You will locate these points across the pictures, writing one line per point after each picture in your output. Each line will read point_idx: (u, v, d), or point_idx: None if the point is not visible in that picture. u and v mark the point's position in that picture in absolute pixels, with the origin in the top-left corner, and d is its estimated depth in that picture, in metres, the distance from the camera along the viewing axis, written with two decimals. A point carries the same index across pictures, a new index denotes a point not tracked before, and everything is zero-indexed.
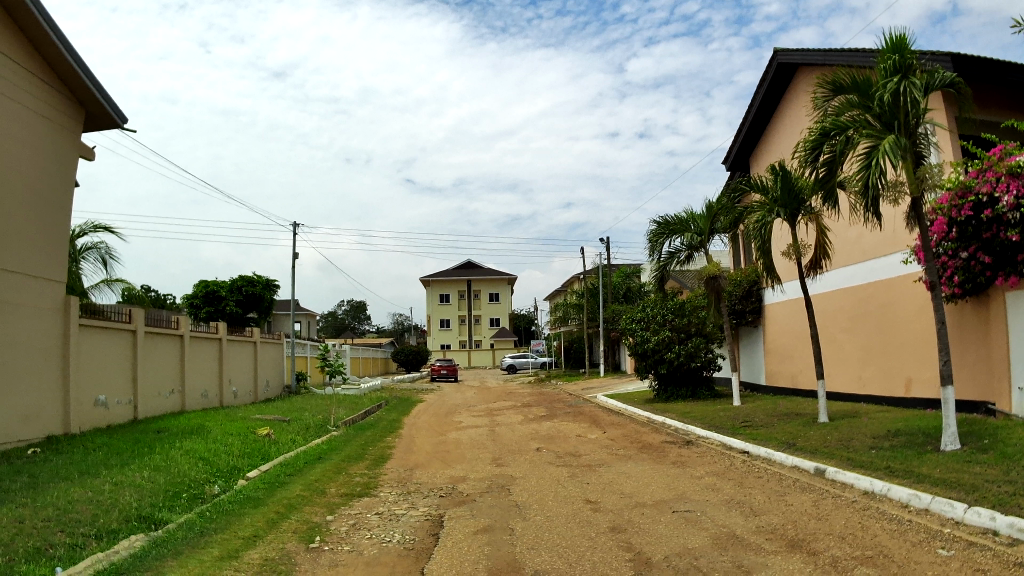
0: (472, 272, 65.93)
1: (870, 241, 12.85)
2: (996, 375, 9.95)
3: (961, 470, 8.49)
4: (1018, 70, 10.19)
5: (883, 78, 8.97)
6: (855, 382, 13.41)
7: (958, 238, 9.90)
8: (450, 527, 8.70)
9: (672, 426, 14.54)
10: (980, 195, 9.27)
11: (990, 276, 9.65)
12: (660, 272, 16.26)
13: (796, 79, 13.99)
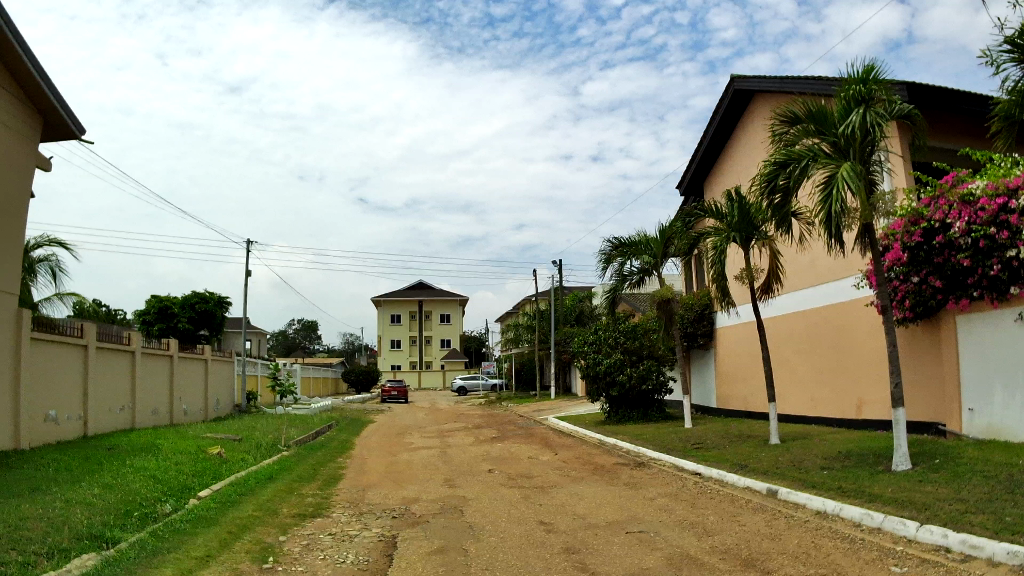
0: (425, 293, 65.80)
1: (824, 264, 13.03)
2: (948, 394, 10.10)
3: (914, 489, 8.61)
4: (972, 98, 10.43)
5: (845, 107, 9.23)
6: (807, 405, 13.55)
7: (909, 263, 10.13)
8: (403, 548, 8.64)
9: (624, 448, 14.57)
10: (933, 221, 9.48)
11: (940, 299, 9.87)
12: (612, 295, 16.37)
13: (753, 104, 14.16)
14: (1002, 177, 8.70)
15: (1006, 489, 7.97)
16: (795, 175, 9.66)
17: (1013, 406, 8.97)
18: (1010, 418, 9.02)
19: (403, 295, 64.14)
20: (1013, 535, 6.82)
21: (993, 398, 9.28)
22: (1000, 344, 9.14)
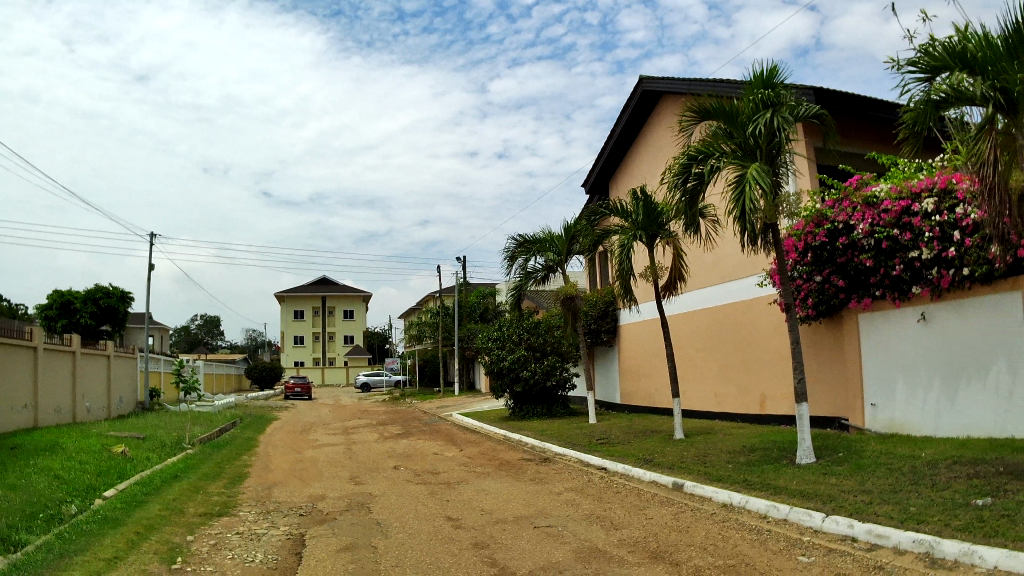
0: (327, 288, 65.06)
1: (727, 263, 13.37)
2: (849, 390, 10.47)
3: (818, 482, 8.90)
4: (877, 104, 10.82)
5: (752, 109, 9.45)
6: (710, 400, 13.88)
7: (813, 262, 10.46)
8: (312, 546, 8.56)
9: (529, 444, 14.69)
10: (837, 222, 9.81)
11: (843, 298, 10.25)
12: (516, 292, 16.47)
13: (661, 105, 14.40)
14: (906, 182, 9.10)
15: (911, 480, 8.07)
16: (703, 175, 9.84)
17: (914, 402, 9.36)
18: (911, 414, 9.41)
19: (306, 291, 63.27)
20: (920, 523, 6.86)
21: (894, 393, 9.66)
22: (901, 342, 9.53)
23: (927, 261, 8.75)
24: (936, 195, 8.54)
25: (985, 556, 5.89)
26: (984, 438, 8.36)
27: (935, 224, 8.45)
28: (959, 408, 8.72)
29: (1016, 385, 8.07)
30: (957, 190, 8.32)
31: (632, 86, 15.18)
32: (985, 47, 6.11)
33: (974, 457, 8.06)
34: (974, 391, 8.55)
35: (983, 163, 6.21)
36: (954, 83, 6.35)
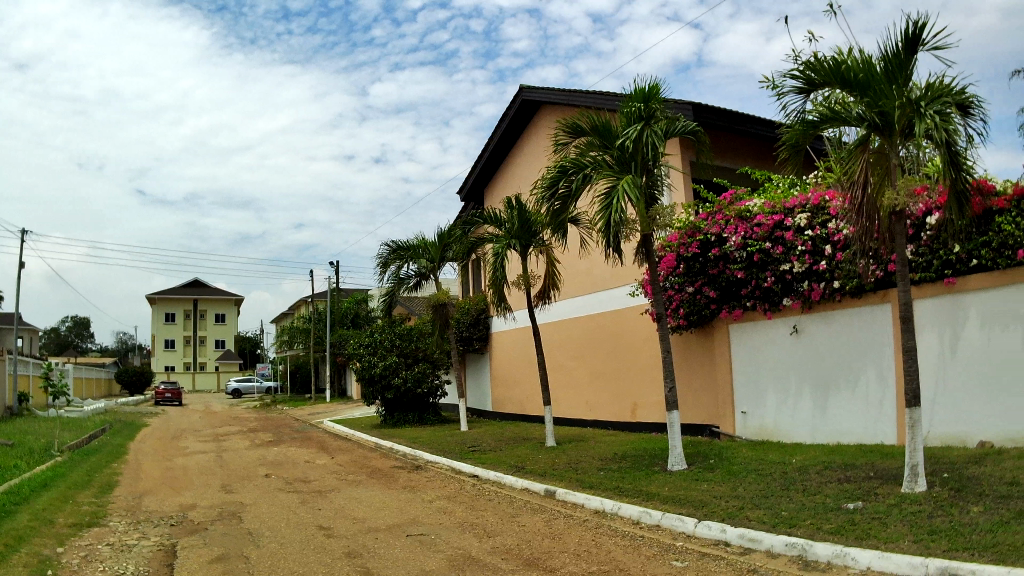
0: (196, 290, 63.16)
1: (598, 273, 13.64)
2: (721, 398, 10.79)
3: (690, 488, 8.97)
4: (751, 120, 11.21)
5: (627, 122, 9.61)
6: (582, 408, 14.11)
7: (685, 273, 10.78)
8: (186, 557, 8.29)
9: (401, 451, 14.61)
10: (709, 234, 10.14)
11: (714, 308, 10.63)
12: (388, 298, 16.38)
13: (539, 115, 14.56)
14: (778, 197, 9.50)
15: (785, 488, 7.66)
16: (576, 184, 9.92)
17: (785, 410, 9.70)
18: (782, 421, 9.74)
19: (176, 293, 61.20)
20: (793, 528, 6.13)
21: (765, 401, 10.00)
22: (773, 353, 9.87)
23: (798, 274, 9.18)
24: (807, 210, 8.92)
25: (857, 558, 5.28)
26: (854, 443, 8.69)
27: (807, 239, 8.82)
28: (830, 415, 9.05)
29: (884, 393, 8.42)
30: (829, 206, 8.71)
31: (510, 94, 15.30)
32: (867, 69, 6.10)
33: (845, 464, 8.01)
34: (843, 399, 8.90)
35: (856, 183, 6.56)
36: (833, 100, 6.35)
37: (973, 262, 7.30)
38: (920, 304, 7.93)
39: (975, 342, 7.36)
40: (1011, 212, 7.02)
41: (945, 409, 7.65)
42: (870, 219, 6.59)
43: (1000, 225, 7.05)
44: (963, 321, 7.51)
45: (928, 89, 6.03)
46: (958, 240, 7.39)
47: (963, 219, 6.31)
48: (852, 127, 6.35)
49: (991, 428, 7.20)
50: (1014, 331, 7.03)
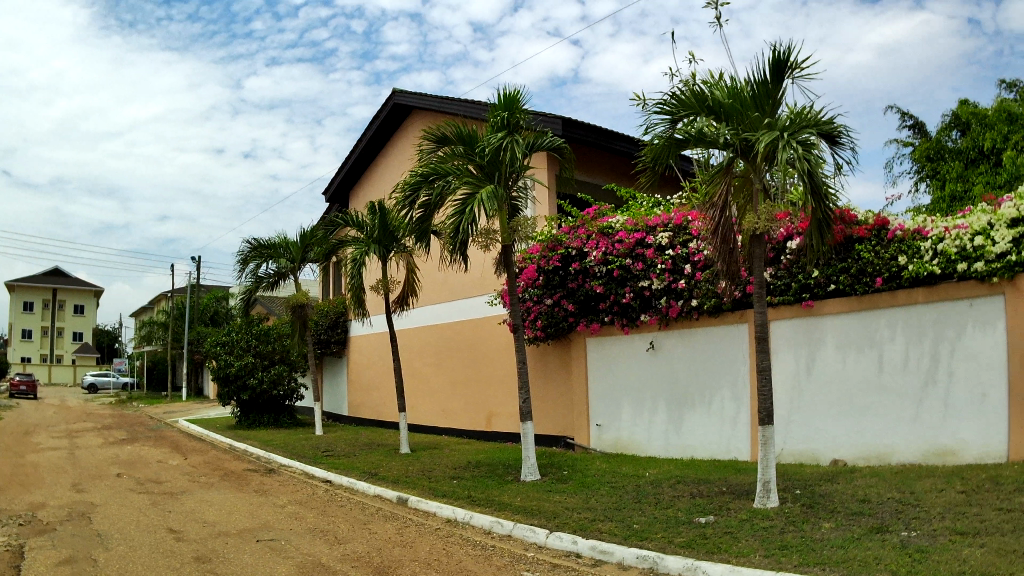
0: (57, 280, 60.89)
1: (456, 283, 13.63)
2: (576, 409, 10.87)
3: (537, 497, 8.23)
4: (619, 138, 11.36)
5: (492, 130, 8.75)
6: (437, 416, 14.09)
7: (543, 286, 10.78)
8: (29, 559, 7.89)
9: (255, 453, 14.31)
10: (571, 248, 10.18)
11: (572, 321, 10.65)
12: (247, 296, 16.04)
13: (410, 121, 14.49)
14: (641, 216, 9.63)
15: (636, 498, 7.34)
16: (436, 194, 8.91)
17: (640, 424, 9.82)
18: (637, 435, 9.86)
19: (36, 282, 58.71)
20: (644, 540, 5.87)
21: (620, 415, 10.11)
22: (629, 367, 10.03)
23: (657, 291, 9.32)
24: (669, 230, 9.10)
25: (709, 571, 5.21)
26: (706, 458, 8.86)
27: (669, 257, 8.97)
28: (684, 431, 9.21)
29: (738, 410, 8.64)
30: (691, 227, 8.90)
31: (383, 97, 15.19)
32: (732, 94, 6.12)
33: (696, 477, 7.94)
34: (698, 415, 9.08)
35: (715, 205, 6.36)
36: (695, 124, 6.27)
37: (830, 287, 7.59)
38: (776, 327, 8.14)
39: (830, 364, 7.63)
40: (870, 241, 7.35)
41: (798, 427, 7.90)
42: (728, 248, 6.47)
43: (860, 253, 7.38)
44: (818, 343, 7.78)
45: (791, 116, 6.03)
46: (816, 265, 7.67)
47: (822, 245, 6.32)
48: (718, 151, 6.30)
49: (842, 446, 7.47)
50: (867, 355, 7.35)
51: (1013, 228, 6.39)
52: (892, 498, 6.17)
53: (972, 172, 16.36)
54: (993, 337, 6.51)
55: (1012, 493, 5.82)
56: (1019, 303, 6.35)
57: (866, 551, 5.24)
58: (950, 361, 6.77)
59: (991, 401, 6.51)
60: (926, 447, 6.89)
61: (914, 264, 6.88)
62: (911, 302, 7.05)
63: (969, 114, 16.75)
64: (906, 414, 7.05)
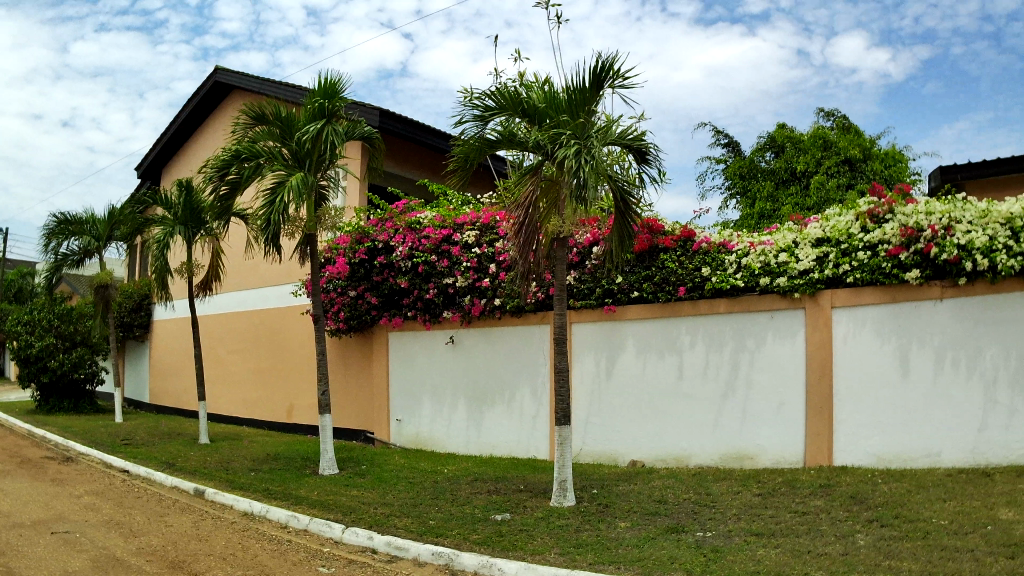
0: None
1: (260, 269, 13.35)
2: (375, 404, 10.66)
3: (339, 492, 7.65)
4: (432, 134, 11.41)
5: (311, 117, 8.51)
6: (238, 406, 13.84)
7: (349, 277, 10.49)
8: None
9: (53, 440, 13.68)
10: (377, 241, 9.99)
11: (375, 315, 10.39)
12: (51, 274, 15.40)
13: (231, 99, 14.19)
14: (449, 213, 9.50)
15: (434, 494, 7.33)
16: (246, 173, 8.53)
17: (440, 420, 9.77)
18: (436, 430, 9.81)
19: None
20: (440, 537, 5.88)
21: (420, 409, 10.03)
22: (429, 362, 9.96)
23: (460, 289, 9.24)
24: (477, 228, 9.05)
25: (504, 568, 5.21)
26: (505, 455, 8.96)
27: (474, 256, 8.94)
28: (484, 428, 9.25)
29: (538, 408, 8.75)
30: (498, 227, 8.88)
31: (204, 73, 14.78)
32: (548, 99, 6.43)
33: (493, 475, 7.98)
34: (496, 412, 9.16)
35: (519, 205, 6.51)
36: (509, 124, 6.56)
37: (633, 293, 8.30)
38: (577, 328, 8.83)
39: (630, 367, 8.34)
40: (675, 252, 8.12)
41: (596, 428, 8.62)
42: (531, 250, 6.78)
43: (664, 262, 8.14)
44: (618, 347, 8.48)
45: (601, 127, 6.41)
46: (621, 272, 8.36)
47: (622, 254, 7.14)
48: (530, 153, 6.58)
49: (640, 447, 8.22)
50: (668, 360, 8.08)
51: (815, 248, 7.27)
52: (688, 499, 6.49)
53: (783, 193, 15.20)
54: (790, 348, 7.32)
55: (806, 497, 6.33)
56: (817, 317, 7.18)
57: (660, 551, 5.37)
58: (748, 370, 7.55)
59: (786, 408, 7.33)
60: (723, 451, 7.67)
61: (717, 277, 7.68)
62: (712, 312, 7.79)
63: (784, 138, 15.63)
64: (705, 417, 7.80)
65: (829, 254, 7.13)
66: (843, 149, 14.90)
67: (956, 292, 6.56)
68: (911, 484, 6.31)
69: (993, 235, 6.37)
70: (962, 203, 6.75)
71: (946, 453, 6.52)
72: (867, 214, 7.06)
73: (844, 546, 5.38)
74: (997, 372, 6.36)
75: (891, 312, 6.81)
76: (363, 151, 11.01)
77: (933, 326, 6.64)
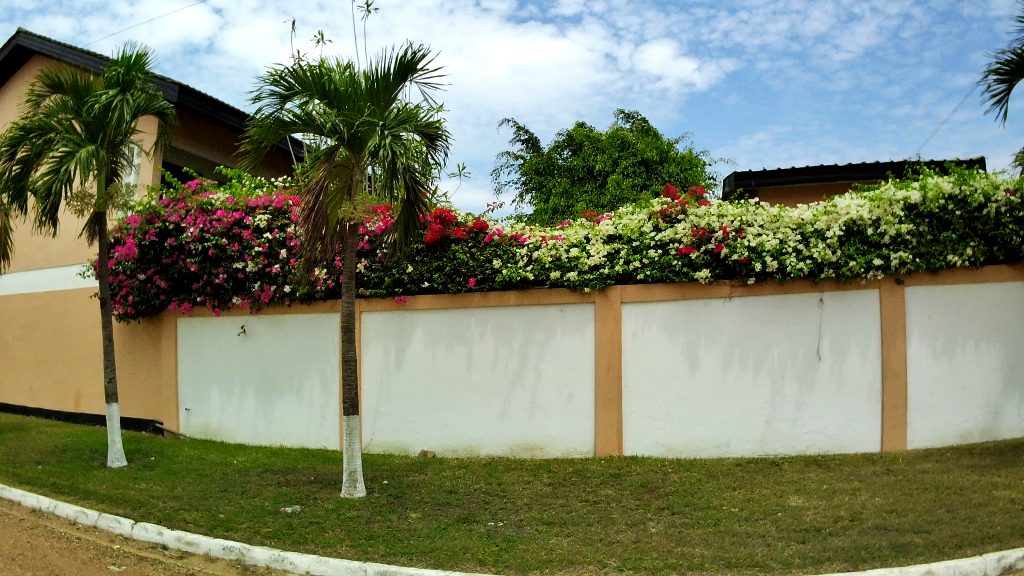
0: None
1: (47, 250, 12.82)
2: (162, 392, 10.07)
3: (127, 486, 7.45)
4: (228, 112, 11.13)
5: (105, 87, 8.21)
6: (23, 395, 13.31)
7: (138, 260, 9.98)
8: None
9: None
10: (169, 222, 9.59)
11: (164, 300, 9.82)
12: None
13: (32, 64, 13.64)
14: (242, 196, 9.29)
15: (223, 487, 7.39)
16: (36, 150, 8.17)
17: (229, 409, 9.40)
18: (226, 419, 9.43)
19: None
20: (227, 531, 6.38)
21: (209, 399, 9.56)
22: (219, 351, 9.49)
23: (250, 274, 9.03)
24: (269, 213, 8.97)
25: (296, 562, 5.76)
26: (295, 446, 8.88)
27: (265, 241, 8.84)
28: (275, 419, 9.06)
29: (327, 398, 8.78)
30: (291, 213, 8.79)
31: None
32: (350, 84, 7.28)
33: (282, 467, 8.08)
34: (287, 402, 9.00)
35: (312, 188, 7.52)
36: (310, 108, 7.28)
37: (423, 284, 9.21)
38: (368, 318, 9.64)
39: (420, 358, 9.30)
40: (467, 242, 9.20)
41: (385, 418, 9.52)
42: (322, 231, 7.66)
43: (455, 253, 9.16)
44: (407, 336, 9.40)
45: (401, 113, 7.28)
46: (412, 262, 9.30)
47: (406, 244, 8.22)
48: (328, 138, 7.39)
49: (431, 438, 9.21)
50: (457, 350, 9.15)
51: (606, 243, 8.72)
52: (478, 489, 7.78)
53: (578, 190, 15.41)
54: (578, 340, 8.70)
55: (597, 487, 7.68)
56: (606, 312, 8.60)
57: (451, 542, 6.21)
58: (537, 361, 8.82)
59: (574, 400, 8.70)
60: (514, 441, 8.88)
61: (508, 269, 8.83)
62: (501, 304, 8.96)
63: (584, 135, 15.78)
64: (494, 407, 8.99)
65: (621, 251, 8.61)
66: (640, 151, 15.21)
67: (742, 292, 8.30)
68: (700, 473, 7.87)
69: (783, 238, 8.17)
70: (751, 206, 8.47)
71: (734, 445, 8.27)
72: (662, 213, 8.64)
73: (637, 534, 6.43)
74: (784, 367, 8.23)
75: (680, 310, 8.41)
76: (156, 128, 10.53)
77: (721, 324, 8.34)
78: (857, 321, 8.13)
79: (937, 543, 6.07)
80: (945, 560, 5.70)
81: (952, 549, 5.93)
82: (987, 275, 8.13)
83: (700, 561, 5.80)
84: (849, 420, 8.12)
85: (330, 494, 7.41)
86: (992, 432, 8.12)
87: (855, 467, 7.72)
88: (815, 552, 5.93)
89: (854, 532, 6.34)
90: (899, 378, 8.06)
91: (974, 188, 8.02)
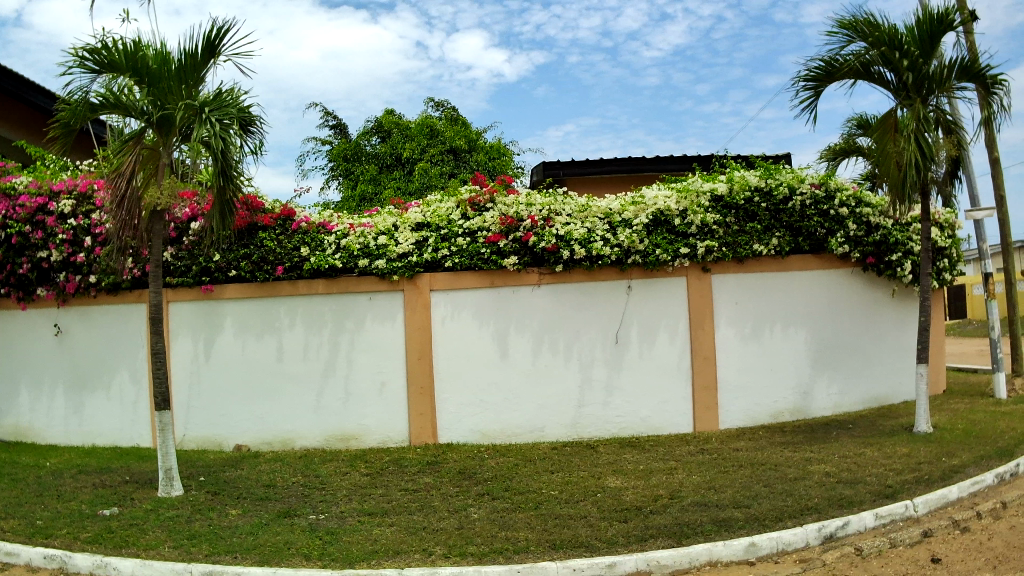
0: None
1: None
2: None
3: None
4: (37, 91, 10.83)
5: None
6: None
7: None
8: None
9: None
10: None
11: None
12: None
13: None
14: (45, 178, 8.52)
15: (37, 492, 6.87)
16: None
17: (40, 408, 8.79)
18: (36, 419, 8.82)
19: None
20: (47, 538, 5.89)
21: (16, 398, 8.91)
22: (23, 347, 8.82)
23: (54, 264, 8.39)
24: (73, 197, 8.31)
25: (119, 567, 5.41)
26: (108, 446, 8.42)
27: (69, 227, 8.20)
28: (85, 416, 8.55)
29: (138, 392, 8.34)
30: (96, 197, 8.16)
31: None
32: (161, 63, 6.46)
33: (96, 467, 7.58)
34: (98, 399, 8.50)
35: (120, 174, 6.67)
36: (115, 86, 6.46)
37: (231, 272, 8.39)
38: (175, 307, 8.61)
39: (229, 351, 8.50)
40: (275, 229, 8.45)
41: (198, 412, 8.60)
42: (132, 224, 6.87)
43: (262, 240, 8.38)
44: (215, 327, 8.53)
45: (216, 98, 6.58)
46: (219, 249, 8.36)
47: (222, 230, 7.45)
48: (135, 119, 6.58)
49: (245, 431, 8.48)
50: (266, 341, 8.44)
51: (414, 231, 8.40)
52: (297, 482, 7.38)
53: (385, 177, 15.25)
54: (389, 329, 8.29)
55: (415, 475, 7.44)
56: (415, 299, 8.26)
57: (275, 537, 5.92)
58: (348, 350, 8.33)
59: (388, 388, 8.31)
60: (328, 433, 8.37)
61: (316, 257, 8.23)
62: (310, 293, 8.36)
63: (392, 123, 15.77)
64: (305, 398, 8.41)
65: (429, 238, 8.29)
66: (448, 139, 15.37)
67: (550, 279, 8.31)
68: (516, 458, 7.80)
69: (591, 227, 8.26)
70: (558, 195, 8.47)
71: (549, 429, 8.32)
72: (470, 201, 8.48)
73: (458, 522, 6.19)
74: (593, 352, 8.38)
75: (489, 299, 8.28)
76: None
77: (531, 311, 8.32)
78: (664, 307, 8.43)
79: (757, 516, 6.02)
80: (765, 532, 5.67)
81: (773, 521, 5.89)
82: (795, 264, 8.69)
83: (525, 544, 5.64)
84: (660, 402, 8.43)
85: (148, 493, 6.93)
86: (801, 412, 8.76)
87: (670, 448, 7.96)
88: (638, 531, 5.82)
89: (673, 509, 6.28)
90: (706, 362, 8.46)
91: (779, 182, 8.46)
